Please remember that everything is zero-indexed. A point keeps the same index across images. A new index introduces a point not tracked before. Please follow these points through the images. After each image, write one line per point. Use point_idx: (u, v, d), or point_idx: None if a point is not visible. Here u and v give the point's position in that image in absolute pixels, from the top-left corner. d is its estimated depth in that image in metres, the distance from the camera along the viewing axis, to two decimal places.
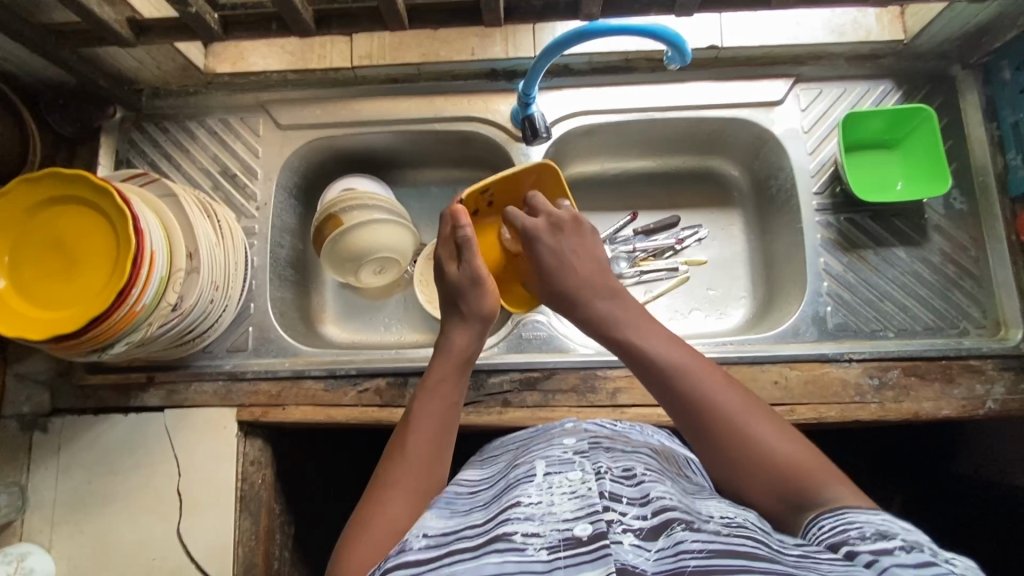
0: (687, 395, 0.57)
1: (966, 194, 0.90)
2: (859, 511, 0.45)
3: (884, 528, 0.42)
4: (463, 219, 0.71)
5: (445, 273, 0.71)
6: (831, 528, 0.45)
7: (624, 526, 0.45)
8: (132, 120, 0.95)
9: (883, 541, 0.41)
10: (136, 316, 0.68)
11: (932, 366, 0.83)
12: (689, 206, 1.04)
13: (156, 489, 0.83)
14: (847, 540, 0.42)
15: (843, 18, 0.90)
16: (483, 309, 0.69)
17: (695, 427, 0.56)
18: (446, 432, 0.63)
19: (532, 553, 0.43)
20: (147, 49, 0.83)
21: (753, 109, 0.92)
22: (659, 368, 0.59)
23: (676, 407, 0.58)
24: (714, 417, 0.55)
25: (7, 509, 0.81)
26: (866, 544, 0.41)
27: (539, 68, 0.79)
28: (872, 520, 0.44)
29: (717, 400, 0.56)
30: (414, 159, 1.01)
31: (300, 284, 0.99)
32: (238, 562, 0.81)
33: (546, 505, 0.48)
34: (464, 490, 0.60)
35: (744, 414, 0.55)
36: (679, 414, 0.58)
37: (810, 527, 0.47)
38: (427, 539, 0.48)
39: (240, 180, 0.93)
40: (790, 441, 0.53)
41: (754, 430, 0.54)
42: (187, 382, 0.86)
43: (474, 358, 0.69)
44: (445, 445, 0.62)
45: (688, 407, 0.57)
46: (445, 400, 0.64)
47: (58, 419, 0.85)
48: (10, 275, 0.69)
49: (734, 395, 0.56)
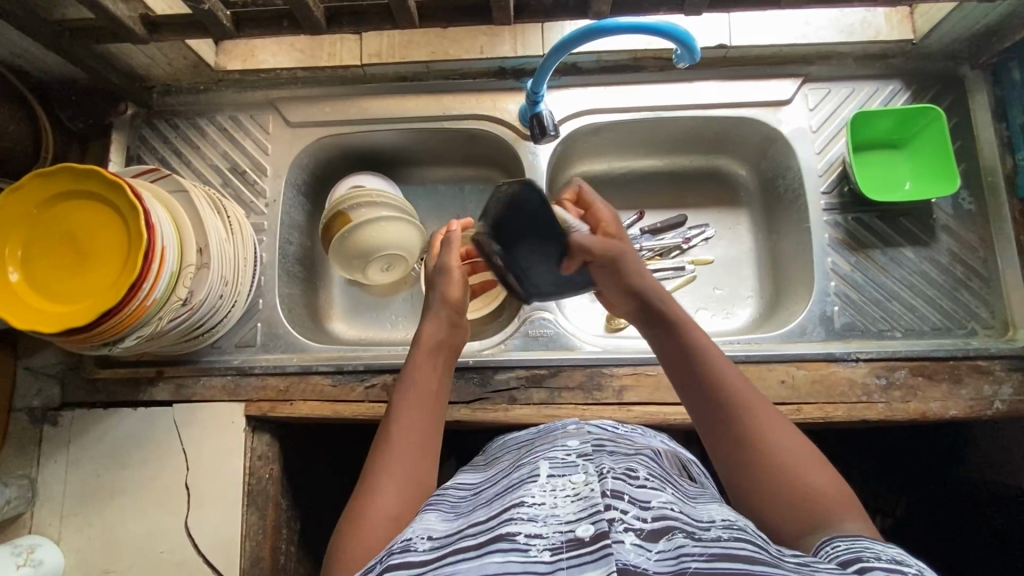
0: (736, 415, 0.57)
1: (975, 194, 0.90)
2: (874, 540, 0.46)
3: (901, 557, 0.43)
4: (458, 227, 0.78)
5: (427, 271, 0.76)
6: (844, 547, 0.45)
7: (625, 526, 0.45)
8: (143, 117, 0.95)
9: (898, 565, 0.41)
10: (146, 310, 0.69)
11: (940, 366, 0.83)
12: (696, 205, 1.04)
13: (164, 482, 0.84)
14: (861, 557, 0.43)
15: (852, 17, 0.89)
16: (449, 294, 0.71)
17: (711, 421, 0.58)
18: (431, 417, 0.64)
19: (535, 553, 0.43)
20: (159, 46, 0.83)
21: (761, 108, 0.92)
22: (683, 360, 0.62)
23: (692, 393, 0.61)
24: (754, 439, 0.56)
25: (17, 501, 0.82)
26: (879, 563, 0.41)
27: (548, 66, 0.80)
28: (888, 550, 0.44)
29: (756, 424, 0.56)
30: (422, 157, 1.02)
31: (308, 281, 0.99)
32: (245, 555, 0.82)
33: (549, 508, 0.48)
34: (464, 493, 0.59)
35: (784, 444, 0.55)
36: (717, 430, 0.58)
37: (823, 546, 0.47)
38: (430, 539, 0.48)
39: (249, 177, 0.93)
40: (802, 455, 0.54)
41: (790, 459, 0.54)
42: (195, 376, 0.87)
43: (448, 343, 0.70)
44: (430, 433, 0.63)
45: (732, 426, 0.57)
46: (424, 385, 0.65)
47: (67, 413, 0.86)
48: (22, 268, 0.70)
49: (778, 424, 0.57)
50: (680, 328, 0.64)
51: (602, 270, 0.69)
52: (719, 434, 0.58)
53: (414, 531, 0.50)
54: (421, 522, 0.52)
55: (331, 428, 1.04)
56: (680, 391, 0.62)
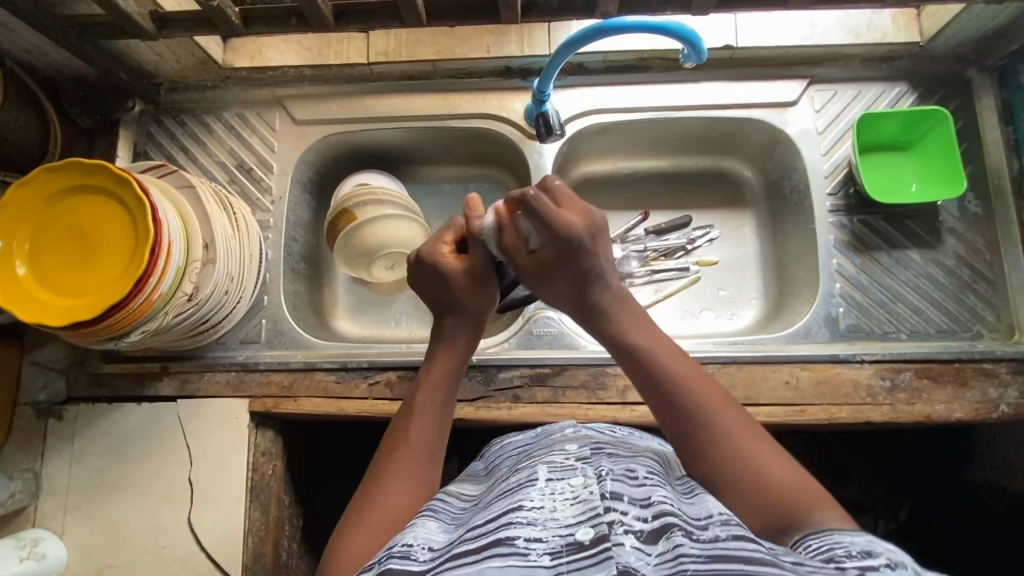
0: (711, 440, 0.56)
1: (982, 197, 0.90)
2: (844, 532, 0.46)
3: (869, 548, 0.43)
4: (480, 212, 0.68)
5: (449, 271, 0.67)
6: (816, 547, 0.45)
7: (625, 528, 0.45)
8: (151, 113, 0.96)
9: (869, 559, 0.42)
10: (153, 305, 0.69)
11: (946, 368, 0.83)
12: (702, 207, 1.04)
13: (168, 477, 0.84)
14: (834, 556, 0.43)
15: (859, 18, 0.89)
16: (485, 300, 0.68)
17: (674, 415, 0.58)
18: (445, 414, 0.64)
19: (535, 558, 0.43)
20: (168, 43, 0.84)
21: (767, 109, 0.92)
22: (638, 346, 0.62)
23: (649, 385, 0.60)
24: (733, 460, 0.54)
25: (21, 495, 0.82)
26: (853, 560, 0.42)
27: (554, 66, 0.79)
28: (856, 541, 0.45)
29: (733, 445, 0.55)
30: (427, 156, 1.02)
31: (313, 279, 0.99)
32: (247, 552, 0.82)
33: (549, 511, 0.48)
34: (466, 504, 0.59)
35: (766, 464, 0.54)
36: (691, 451, 0.57)
37: (796, 545, 0.48)
38: (430, 550, 0.48)
39: (255, 174, 0.94)
40: (758, 446, 0.55)
41: (770, 476, 0.53)
42: (200, 372, 0.87)
43: (466, 358, 0.68)
44: (442, 434, 0.63)
45: (710, 447, 0.55)
46: (437, 403, 0.63)
47: (72, 407, 0.86)
48: (29, 262, 0.70)
49: (755, 445, 0.55)
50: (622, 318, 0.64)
51: (566, 267, 0.64)
52: (683, 428, 0.57)
53: (414, 537, 0.50)
54: (420, 529, 0.51)
55: (335, 427, 1.04)
56: (654, 413, 0.60)
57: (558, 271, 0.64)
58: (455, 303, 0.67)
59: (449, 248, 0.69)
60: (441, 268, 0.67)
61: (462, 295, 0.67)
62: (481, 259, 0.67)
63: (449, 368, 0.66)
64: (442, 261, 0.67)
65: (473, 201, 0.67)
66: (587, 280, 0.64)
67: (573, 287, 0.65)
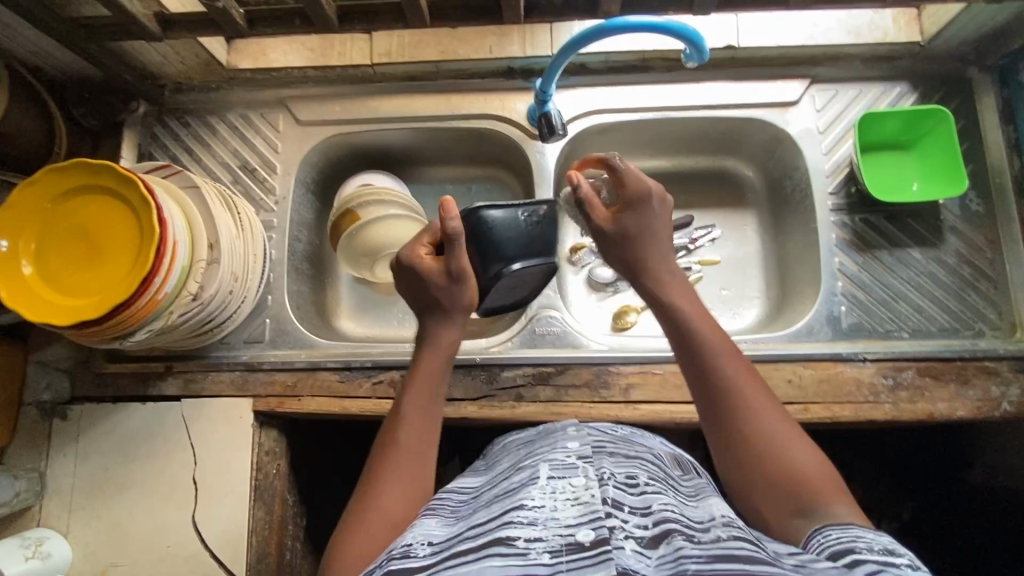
0: (741, 416, 0.56)
1: (983, 196, 0.90)
2: (864, 528, 0.47)
3: (891, 546, 0.44)
4: (455, 214, 0.63)
5: (425, 273, 0.66)
6: (836, 538, 0.46)
7: (626, 533, 0.45)
8: (155, 114, 0.96)
9: (889, 557, 0.42)
10: (158, 304, 0.69)
11: (948, 367, 0.83)
12: (704, 206, 1.04)
13: (173, 476, 0.84)
14: (853, 549, 0.44)
15: (860, 19, 0.89)
16: (461, 303, 0.66)
17: (705, 386, 0.58)
18: (435, 410, 0.64)
19: (534, 556, 0.43)
20: (172, 44, 0.85)
21: (769, 109, 0.92)
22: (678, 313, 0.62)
23: (685, 354, 0.60)
24: (758, 443, 0.54)
25: (26, 494, 0.83)
26: (873, 556, 0.42)
27: (556, 66, 0.80)
28: (877, 537, 0.45)
29: (761, 427, 0.55)
30: (430, 156, 1.02)
31: (316, 279, 0.99)
32: (251, 551, 0.82)
33: (550, 511, 0.48)
34: (464, 497, 0.59)
35: (789, 450, 0.54)
36: (718, 424, 0.57)
37: (814, 533, 0.48)
38: (431, 545, 0.48)
39: (259, 174, 0.94)
40: (783, 431, 0.55)
41: (792, 464, 0.53)
42: (204, 372, 0.87)
43: (453, 353, 0.67)
44: (433, 430, 0.63)
45: (737, 426, 0.56)
46: (426, 401, 0.63)
47: (77, 407, 0.87)
48: (35, 261, 0.70)
49: (781, 429, 0.55)
50: (666, 285, 0.64)
51: (634, 219, 0.65)
52: (714, 400, 0.57)
53: (414, 536, 0.50)
54: (421, 528, 0.52)
55: (338, 427, 1.04)
56: (686, 381, 0.60)
57: (625, 225, 0.65)
58: (432, 302, 0.66)
59: (427, 250, 0.68)
60: (417, 270, 0.66)
61: (439, 296, 0.66)
62: (456, 265, 0.64)
63: (437, 364, 0.65)
64: (417, 263, 0.66)
65: (448, 204, 0.62)
66: (643, 241, 0.65)
67: (628, 247, 0.65)
